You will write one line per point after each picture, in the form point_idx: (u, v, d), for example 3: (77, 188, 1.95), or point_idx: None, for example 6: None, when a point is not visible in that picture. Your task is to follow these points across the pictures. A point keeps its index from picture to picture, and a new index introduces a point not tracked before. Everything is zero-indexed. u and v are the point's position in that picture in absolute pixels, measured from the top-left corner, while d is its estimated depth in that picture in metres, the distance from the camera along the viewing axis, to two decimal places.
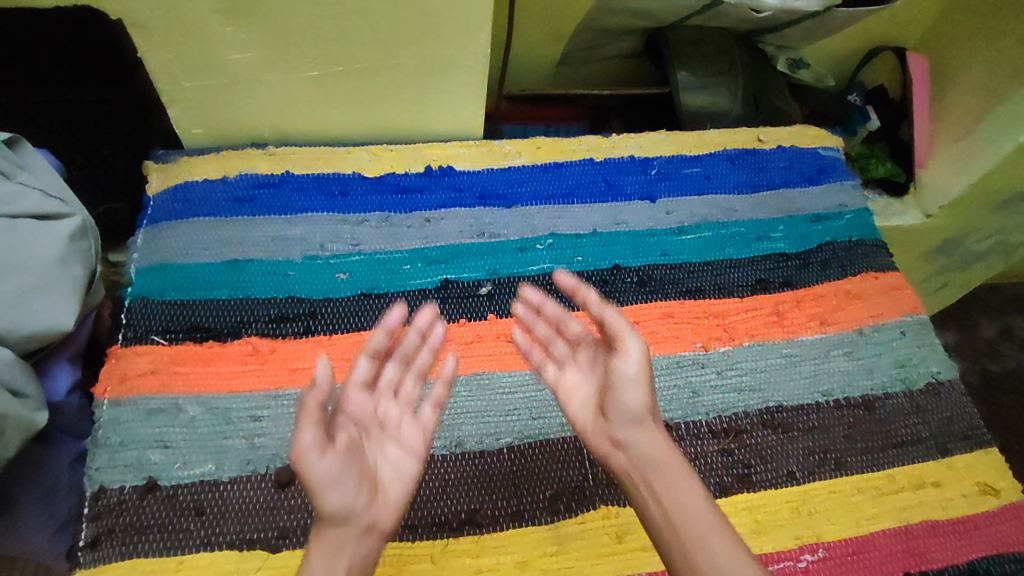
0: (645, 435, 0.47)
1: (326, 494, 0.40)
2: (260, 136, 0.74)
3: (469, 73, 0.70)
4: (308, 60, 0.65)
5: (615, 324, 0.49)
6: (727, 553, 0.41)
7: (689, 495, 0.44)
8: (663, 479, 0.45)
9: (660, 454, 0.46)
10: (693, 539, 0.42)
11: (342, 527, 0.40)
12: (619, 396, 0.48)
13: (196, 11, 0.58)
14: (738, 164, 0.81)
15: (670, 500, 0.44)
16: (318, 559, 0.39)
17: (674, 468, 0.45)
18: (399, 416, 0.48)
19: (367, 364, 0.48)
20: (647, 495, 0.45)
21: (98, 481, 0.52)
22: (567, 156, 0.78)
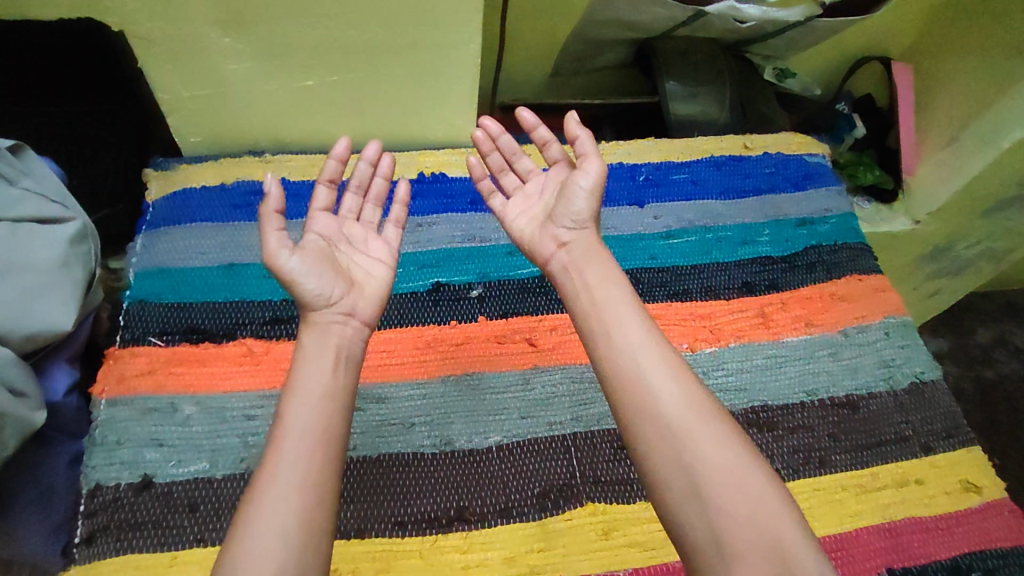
0: (580, 247, 0.56)
1: (303, 281, 0.51)
2: (257, 144, 0.75)
3: (460, 82, 0.72)
4: (304, 70, 0.67)
5: (584, 147, 0.57)
6: (655, 359, 0.49)
7: (616, 294, 0.53)
8: (597, 289, 0.53)
9: (598, 271, 0.54)
10: (627, 363, 0.49)
11: (327, 324, 0.51)
12: (568, 201, 0.57)
13: (196, 23, 0.60)
14: (726, 170, 0.82)
15: (616, 331, 0.50)
16: (311, 345, 0.50)
17: (613, 288, 0.53)
18: (369, 231, 0.58)
19: (329, 192, 0.58)
20: (584, 310, 0.53)
21: (95, 479, 0.53)
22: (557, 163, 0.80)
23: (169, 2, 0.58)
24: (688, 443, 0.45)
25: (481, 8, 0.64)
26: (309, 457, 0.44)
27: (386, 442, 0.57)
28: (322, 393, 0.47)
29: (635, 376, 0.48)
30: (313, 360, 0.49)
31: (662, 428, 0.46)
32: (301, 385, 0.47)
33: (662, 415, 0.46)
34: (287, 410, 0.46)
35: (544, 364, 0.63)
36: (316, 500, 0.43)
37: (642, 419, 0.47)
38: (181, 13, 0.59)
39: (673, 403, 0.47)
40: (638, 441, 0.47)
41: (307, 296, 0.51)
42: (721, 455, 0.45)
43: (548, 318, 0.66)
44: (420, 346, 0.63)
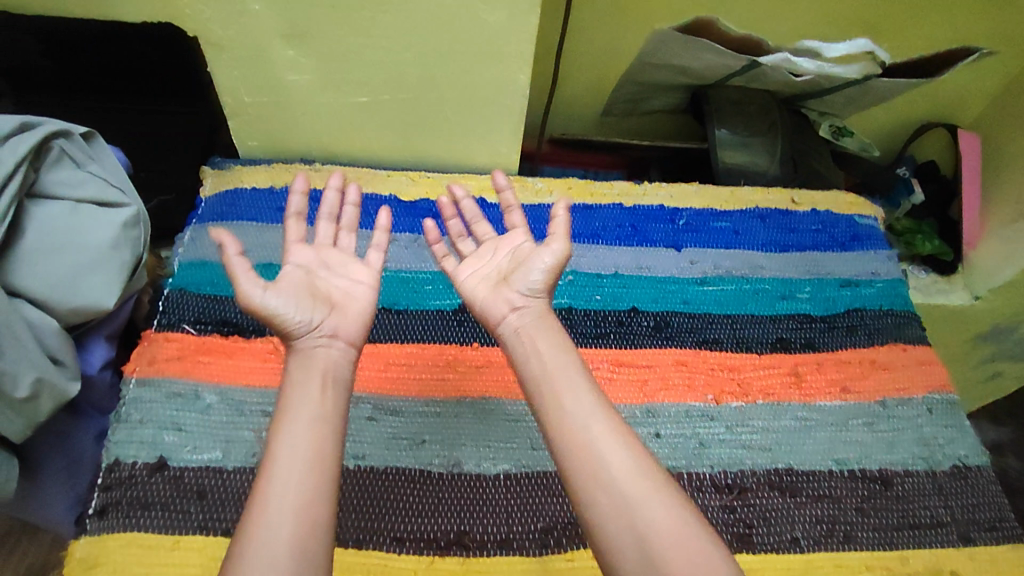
0: (533, 315, 0.54)
1: (284, 315, 0.50)
2: (310, 154, 0.79)
3: (507, 111, 0.74)
4: (359, 86, 0.70)
5: (559, 228, 0.57)
6: (606, 429, 0.47)
7: (568, 364, 0.51)
8: (547, 353, 0.51)
9: (550, 337, 0.52)
10: (579, 433, 0.47)
11: (311, 348, 0.50)
12: (521, 272, 0.56)
13: (265, 35, 0.65)
14: (770, 223, 0.81)
15: (565, 398, 0.48)
16: (296, 373, 0.49)
17: (563, 351, 0.52)
18: (349, 256, 0.57)
19: (299, 225, 0.57)
20: (534, 376, 0.51)
21: (114, 454, 0.55)
22: (597, 200, 0.80)
23: (241, 13, 0.63)
24: (643, 513, 0.44)
25: (534, 40, 0.66)
26: (297, 501, 0.43)
27: (394, 456, 0.57)
28: (314, 417, 0.46)
29: (587, 443, 0.46)
30: (301, 397, 0.47)
31: (616, 496, 0.44)
32: (296, 408, 0.47)
33: (611, 476, 0.45)
34: (279, 440, 0.45)
35: None
36: (297, 532, 0.42)
37: (594, 485, 0.45)
38: (252, 25, 0.64)
39: (626, 471, 0.45)
40: (590, 504, 0.45)
41: (299, 328, 0.50)
42: (672, 523, 0.43)
43: None
44: (440, 364, 0.63)
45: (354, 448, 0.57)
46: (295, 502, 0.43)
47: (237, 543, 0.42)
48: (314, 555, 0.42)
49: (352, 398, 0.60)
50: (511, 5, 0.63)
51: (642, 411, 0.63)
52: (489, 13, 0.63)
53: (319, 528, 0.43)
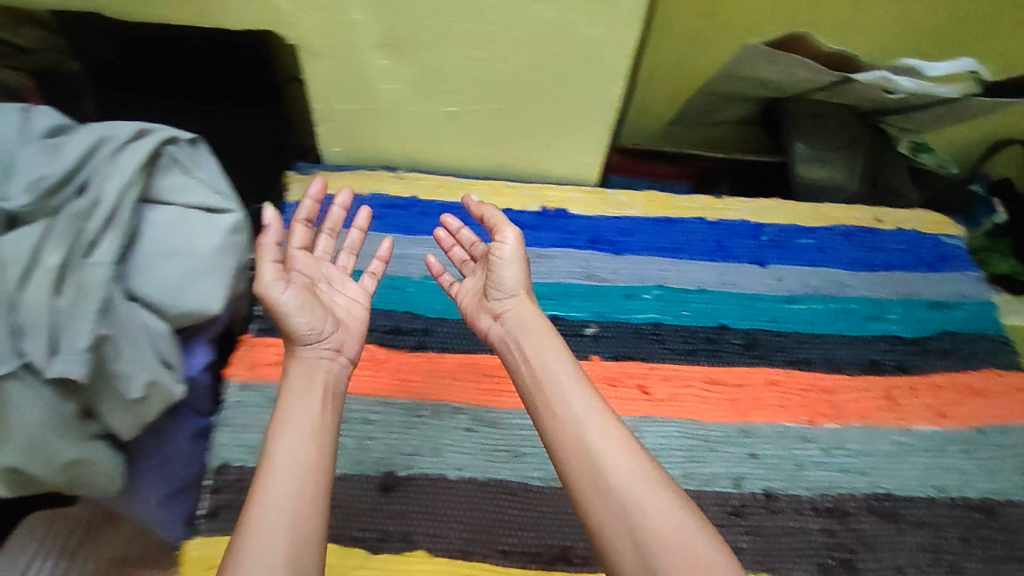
0: (516, 317, 0.57)
1: (294, 316, 0.53)
2: (392, 161, 0.79)
3: (596, 123, 0.73)
4: (450, 96, 0.70)
5: (495, 216, 0.61)
6: (599, 432, 0.48)
7: (562, 370, 0.52)
8: (538, 360, 0.53)
9: (536, 339, 0.55)
10: (574, 435, 0.48)
11: (313, 361, 0.52)
12: (495, 274, 0.59)
13: (362, 45, 0.65)
14: (854, 240, 0.79)
15: (559, 402, 0.49)
16: (297, 387, 0.51)
17: (554, 355, 0.53)
18: (347, 275, 0.61)
19: (304, 232, 0.60)
20: (531, 386, 0.52)
21: (222, 458, 0.57)
22: (679, 213, 0.78)
23: (342, 24, 0.63)
24: (639, 511, 0.43)
25: (632, 54, 0.65)
26: (293, 509, 0.43)
27: (494, 467, 0.58)
28: (307, 430, 0.48)
29: (584, 445, 0.47)
30: (298, 407, 0.49)
31: (613, 497, 0.44)
32: (290, 421, 0.48)
33: (606, 479, 0.45)
34: (277, 448, 0.46)
35: (654, 414, 0.63)
36: (294, 538, 0.42)
37: (591, 488, 0.45)
38: (351, 36, 0.64)
39: (622, 473, 0.45)
40: (590, 508, 0.45)
41: (299, 331, 0.53)
42: (673, 522, 0.43)
43: (661, 367, 0.66)
44: None
45: (455, 458, 0.58)
46: (290, 507, 0.43)
47: (234, 545, 0.42)
48: (307, 561, 0.42)
49: (451, 409, 0.61)
50: (614, 19, 0.61)
51: (736, 430, 0.63)
52: (590, 26, 0.62)
53: (313, 536, 0.43)
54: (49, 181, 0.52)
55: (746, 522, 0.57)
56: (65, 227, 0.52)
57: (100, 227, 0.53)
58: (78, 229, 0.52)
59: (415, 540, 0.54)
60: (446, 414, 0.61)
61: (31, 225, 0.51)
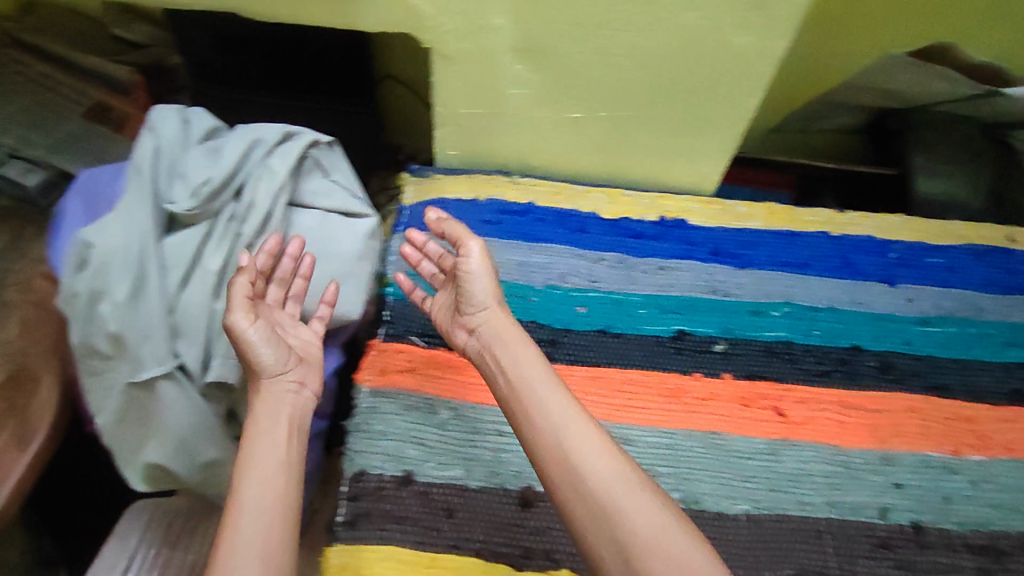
0: (490, 331, 0.57)
1: (260, 350, 0.51)
2: (506, 165, 0.78)
3: (726, 133, 0.71)
4: (579, 102, 0.69)
5: (458, 232, 0.61)
6: (577, 440, 0.48)
7: (537, 379, 0.52)
8: (513, 370, 0.54)
9: (511, 354, 0.55)
10: (555, 444, 0.48)
11: (281, 392, 0.51)
12: (465, 290, 0.59)
13: (498, 50, 0.64)
14: (986, 260, 0.76)
15: (538, 412, 0.50)
16: (262, 416, 0.49)
17: (530, 365, 0.54)
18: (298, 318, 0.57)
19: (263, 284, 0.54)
20: (509, 395, 0.53)
21: (359, 464, 0.57)
22: (802, 226, 0.75)
23: (482, 28, 0.62)
24: (617, 515, 0.44)
25: (779, 65, 0.63)
26: (269, 535, 0.42)
27: None
28: (276, 443, 0.47)
29: (563, 453, 0.48)
30: (268, 431, 0.48)
31: (594, 501, 0.45)
32: (261, 438, 0.48)
33: (585, 483, 0.46)
34: (246, 482, 0.44)
35: (791, 437, 0.61)
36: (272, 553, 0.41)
37: (573, 494, 0.46)
38: (488, 40, 0.63)
39: (602, 475, 0.46)
40: (574, 514, 0.46)
41: (265, 362, 0.50)
42: (654, 521, 0.44)
43: (795, 389, 0.64)
44: (665, 394, 0.63)
45: None
46: (265, 525, 0.43)
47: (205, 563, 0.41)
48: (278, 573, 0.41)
49: None
50: (766, 29, 0.60)
51: (878, 458, 0.60)
52: (740, 36, 0.60)
53: (281, 555, 0.42)
54: (208, 185, 0.54)
55: (894, 555, 0.55)
56: (221, 232, 0.55)
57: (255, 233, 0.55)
58: (235, 234, 0.54)
59: (558, 559, 0.53)
60: None
61: (194, 228, 0.54)
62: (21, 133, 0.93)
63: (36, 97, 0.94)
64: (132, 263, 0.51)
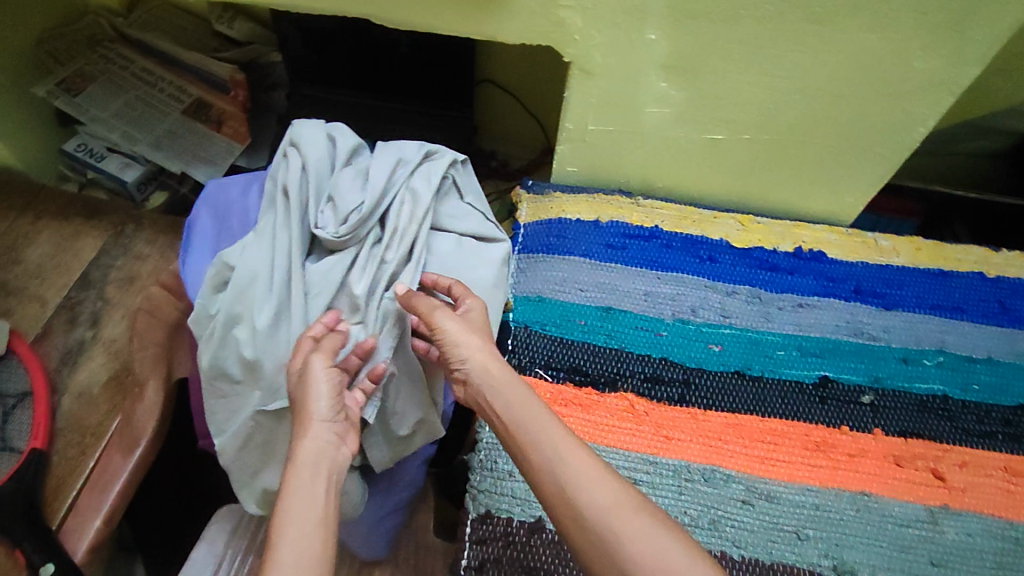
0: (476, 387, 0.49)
1: (316, 401, 0.46)
2: (628, 185, 0.75)
3: (880, 163, 0.66)
4: (722, 124, 0.65)
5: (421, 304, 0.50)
6: (574, 469, 0.43)
7: (527, 406, 0.47)
8: (500, 402, 0.48)
9: (497, 388, 0.48)
10: (551, 478, 0.43)
11: (324, 442, 0.45)
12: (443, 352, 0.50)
13: (647, 65, 0.61)
14: None
15: (528, 444, 0.45)
16: (301, 467, 0.44)
17: (517, 390, 0.48)
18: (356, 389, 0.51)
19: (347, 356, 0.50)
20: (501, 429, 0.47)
21: (485, 506, 0.54)
22: (953, 265, 0.70)
23: (634, 43, 0.59)
24: (628, 552, 0.40)
25: (958, 93, 0.59)
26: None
27: (778, 549, 0.53)
28: (308, 486, 0.43)
29: (559, 487, 0.43)
30: (305, 484, 0.43)
31: (597, 536, 0.41)
32: (292, 480, 0.43)
33: (588, 522, 0.41)
34: (282, 544, 0.39)
35: (954, 505, 0.55)
36: None
37: (577, 533, 0.42)
38: (639, 55, 0.60)
39: (605, 509, 0.41)
40: (577, 550, 0.42)
41: (317, 411, 0.46)
42: (662, 557, 0.39)
43: (955, 450, 0.58)
44: (810, 448, 0.57)
45: (734, 533, 0.54)
46: None
47: None
48: None
49: (723, 475, 0.56)
50: (954, 54, 0.56)
51: None
52: (923, 61, 0.57)
53: None
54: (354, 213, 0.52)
55: None
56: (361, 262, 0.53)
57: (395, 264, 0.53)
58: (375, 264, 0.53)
59: None
60: (719, 481, 0.56)
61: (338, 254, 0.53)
62: (122, 130, 0.95)
63: (134, 92, 0.96)
64: (274, 288, 0.50)
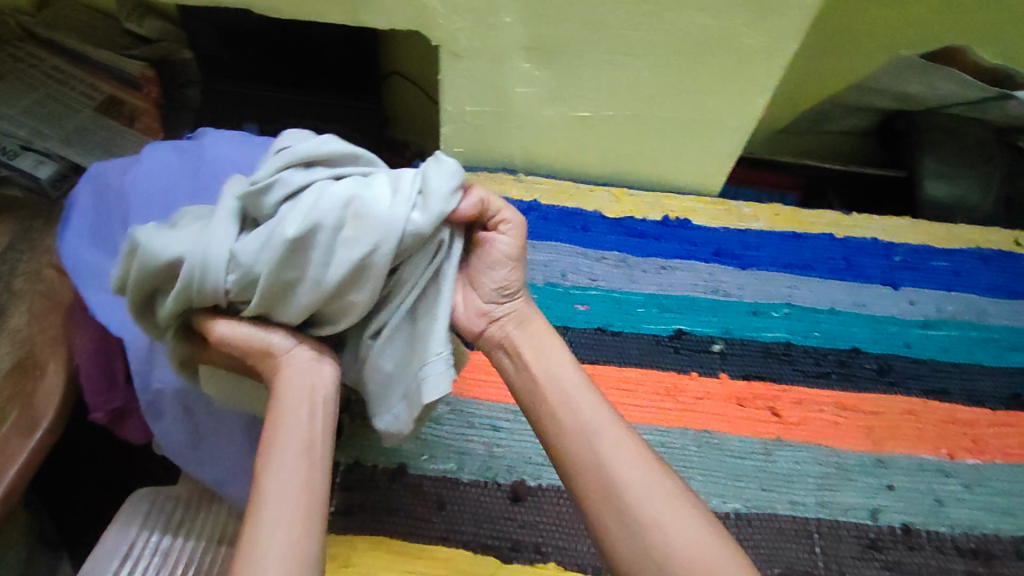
0: (517, 320, 0.51)
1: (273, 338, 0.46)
2: (512, 163, 0.79)
3: (732, 135, 0.72)
4: (585, 101, 0.70)
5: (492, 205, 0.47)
6: (612, 446, 0.45)
7: (568, 380, 0.49)
8: (545, 371, 0.49)
9: (543, 351, 0.50)
10: (588, 454, 0.45)
11: (300, 370, 0.46)
12: (495, 270, 0.49)
13: (507, 47, 0.66)
14: (993, 265, 0.75)
15: (568, 417, 0.47)
16: (283, 397, 0.45)
17: (559, 365, 0.49)
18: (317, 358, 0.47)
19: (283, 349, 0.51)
20: (536, 400, 0.48)
21: (353, 455, 0.57)
22: (806, 228, 0.76)
23: (492, 25, 0.64)
24: (656, 531, 0.42)
25: (785, 65, 0.64)
26: (294, 531, 0.39)
27: None
28: (294, 424, 0.43)
29: (597, 462, 0.45)
30: (289, 418, 0.43)
31: (616, 499, 0.43)
32: (280, 415, 0.44)
33: (622, 499, 0.43)
34: (270, 473, 0.41)
35: (785, 437, 0.61)
36: (309, 527, 0.39)
37: (608, 508, 0.43)
38: (497, 37, 0.65)
39: (638, 489, 0.43)
40: (603, 528, 0.43)
41: (276, 344, 0.46)
42: (689, 538, 0.42)
43: (792, 389, 0.64)
44: (660, 392, 0.62)
45: None
46: (287, 513, 0.39)
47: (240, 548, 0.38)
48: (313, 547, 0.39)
49: None
50: (774, 29, 0.61)
51: (871, 460, 0.60)
52: (748, 36, 0.62)
53: (311, 535, 0.39)
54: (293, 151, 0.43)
55: (883, 556, 0.55)
56: (301, 209, 0.41)
57: (339, 216, 0.41)
58: (314, 206, 0.41)
59: (546, 552, 0.54)
60: None
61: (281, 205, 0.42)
62: (34, 126, 0.87)
63: (46, 89, 0.91)
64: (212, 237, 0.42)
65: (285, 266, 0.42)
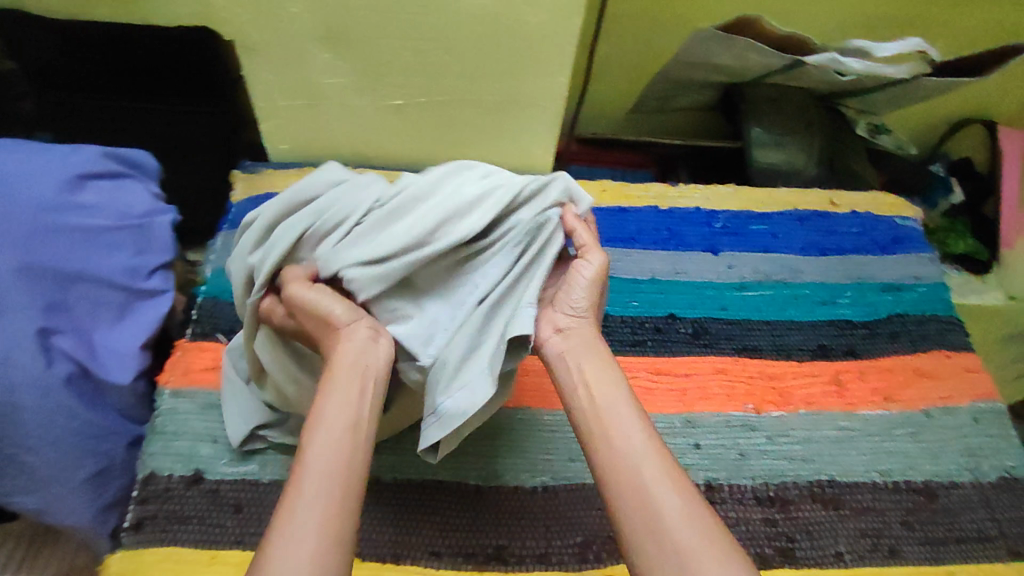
0: (580, 339, 0.48)
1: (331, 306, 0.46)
2: (340, 155, 0.78)
3: (547, 114, 0.73)
4: (396, 89, 0.70)
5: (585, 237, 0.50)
6: (659, 470, 0.40)
7: (618, 399, 0.44)
8: (595, 386, 0.45)
9: (599, 367, 0.46)
10: (631, 473, 0.40)
11: (360, 345, 0.45)
12: (568, 291, 0.49)
13: (301, 38, 0.64)
14: (808, 225, 0.79)
15: (618, 433, 0.42)
16: (339, 369, 0.43)
17: (615, 384, 0.45)
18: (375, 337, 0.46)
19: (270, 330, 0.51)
20: (584, 410, 0.44)
21: (150, 467, 0.56)
22: (633, 203, 0.78)
23: (280, 15, 0.63)
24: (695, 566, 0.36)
25: (576, 43, 0.65)
26: (324, 512, 0.37)
27: (431, 467, 0.56)
28: (343, 400, 0.42)
29: (639, 483, 0.40)
30: (340, 391, 0.42)
31: (655, 526, 0.38)
32: (332, 385, 0.43)
33: (660, 526, 0.38)
34: (310, 445, 0.40)
35: None
36: (345, 512, 0.37)
37: (644, 536, 0.38)
38: (289, 27, 0.63)
39: (678, 518, 0.38)
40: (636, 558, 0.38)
41: (336, 315, 0.46)
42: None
43: None
44: None
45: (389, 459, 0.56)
46: (321, 493, 0.37)
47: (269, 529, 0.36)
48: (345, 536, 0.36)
49: None
50: (556, 7, 0.62)
51: (680, 420, 0.62)
52: (534, 15, 0.63)
53: (343, 524, 0.37)
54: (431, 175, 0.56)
55: None
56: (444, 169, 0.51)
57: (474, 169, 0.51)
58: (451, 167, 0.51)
59: None
60: None
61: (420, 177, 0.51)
62: None
63: None
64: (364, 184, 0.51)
65: (418, 187, 0.48)
